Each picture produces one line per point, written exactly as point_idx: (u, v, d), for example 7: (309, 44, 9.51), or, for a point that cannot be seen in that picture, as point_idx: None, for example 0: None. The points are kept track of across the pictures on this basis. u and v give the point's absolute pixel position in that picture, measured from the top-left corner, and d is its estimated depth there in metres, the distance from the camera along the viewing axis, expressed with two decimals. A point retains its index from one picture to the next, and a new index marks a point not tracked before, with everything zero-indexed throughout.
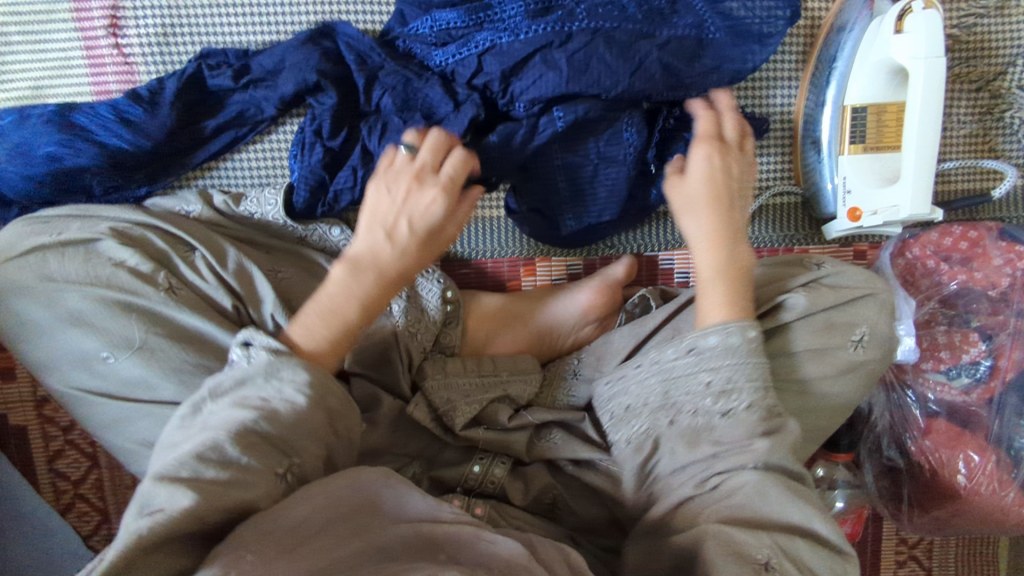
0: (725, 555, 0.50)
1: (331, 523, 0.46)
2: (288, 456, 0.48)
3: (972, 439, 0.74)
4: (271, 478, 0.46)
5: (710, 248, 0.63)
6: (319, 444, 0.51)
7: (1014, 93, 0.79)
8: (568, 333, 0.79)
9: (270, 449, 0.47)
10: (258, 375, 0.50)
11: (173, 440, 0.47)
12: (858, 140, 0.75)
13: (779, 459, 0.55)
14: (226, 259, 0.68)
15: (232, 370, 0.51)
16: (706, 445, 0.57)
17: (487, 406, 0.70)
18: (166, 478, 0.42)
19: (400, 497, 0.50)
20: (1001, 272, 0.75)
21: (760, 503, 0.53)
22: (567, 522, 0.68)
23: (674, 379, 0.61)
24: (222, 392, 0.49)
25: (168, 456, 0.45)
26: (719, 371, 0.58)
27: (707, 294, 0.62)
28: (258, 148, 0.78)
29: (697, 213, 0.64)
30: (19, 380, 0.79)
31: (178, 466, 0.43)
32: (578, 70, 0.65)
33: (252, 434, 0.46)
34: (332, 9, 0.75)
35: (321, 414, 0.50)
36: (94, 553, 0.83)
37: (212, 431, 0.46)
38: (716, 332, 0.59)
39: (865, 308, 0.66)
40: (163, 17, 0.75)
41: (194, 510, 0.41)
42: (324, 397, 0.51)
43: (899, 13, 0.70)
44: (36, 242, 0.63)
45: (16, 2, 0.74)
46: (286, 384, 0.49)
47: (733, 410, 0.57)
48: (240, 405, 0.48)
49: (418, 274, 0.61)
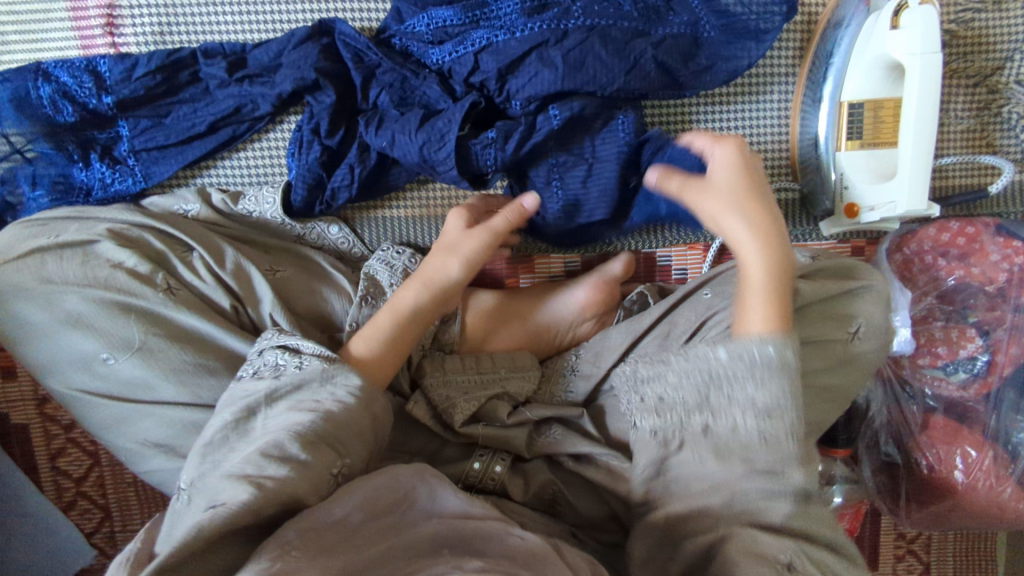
0: (748, 556, 0.52)
1: (351, 518, 0.47)
2: (341, 457, 0.51)
3: (970, 434, 0.75)
4: (326, 477, 0.49)
5: (759, 249, 0.56)
6: (364, 445, 0.54)
7: (1012, 88, 0.79)
8: (568, 329, 0.79)
9: (326, 447, 0.50)
10: (314, 381, 0.54)
11: (235, 441, 0.52)
12: (855, 136, 0.75)
13: (811, 487, 0.54)
14: (224, 259, 0.68)
15: (285, 376, 0.55)
16: (738, 462, 0.54)
17: (486, 402, 0.70)
18: (235, 475, 0.47)
19: (433, 492, 0.52)
20: (999, 268, 0.75)
21: (789, 522, 0.53)
22: (568, 518, 0.68)
23: (716, 379, 0.55)
24: (279, 397, 0.54)
25: (235, 456, 0.50)
26: (768, 389, 0.53)
27: (751, 300, 0.56)
28: (255, 147, 0.78)
29: (738, 212, 0.57)
30: (20, 379, 0.79)
31: (245, 464, 0.48)
32: (573, 67, 0.66)
33: (309, 434, 0.50)
34: (329, 6, 0.75)
35: (369, 417, 0.54)
36: (97, 550, 0.84)
37: (274, 433, 0.50)
38: (768, 347, 0.53)
39: (864, 300, 0.67)
40: (159, 15, 0.75)
41: (251, 503, 0.45)
42: (371, 402, 0.55)
43: (894, 10, 0.70)
44: (34, 244, 0.63)
45: (14, 2, 0.74)
46: (339, 388, 0.54)
47: (774, 433, 0.53)
48: (296, 409, 0.52)
49: (448, 279, 0.67)
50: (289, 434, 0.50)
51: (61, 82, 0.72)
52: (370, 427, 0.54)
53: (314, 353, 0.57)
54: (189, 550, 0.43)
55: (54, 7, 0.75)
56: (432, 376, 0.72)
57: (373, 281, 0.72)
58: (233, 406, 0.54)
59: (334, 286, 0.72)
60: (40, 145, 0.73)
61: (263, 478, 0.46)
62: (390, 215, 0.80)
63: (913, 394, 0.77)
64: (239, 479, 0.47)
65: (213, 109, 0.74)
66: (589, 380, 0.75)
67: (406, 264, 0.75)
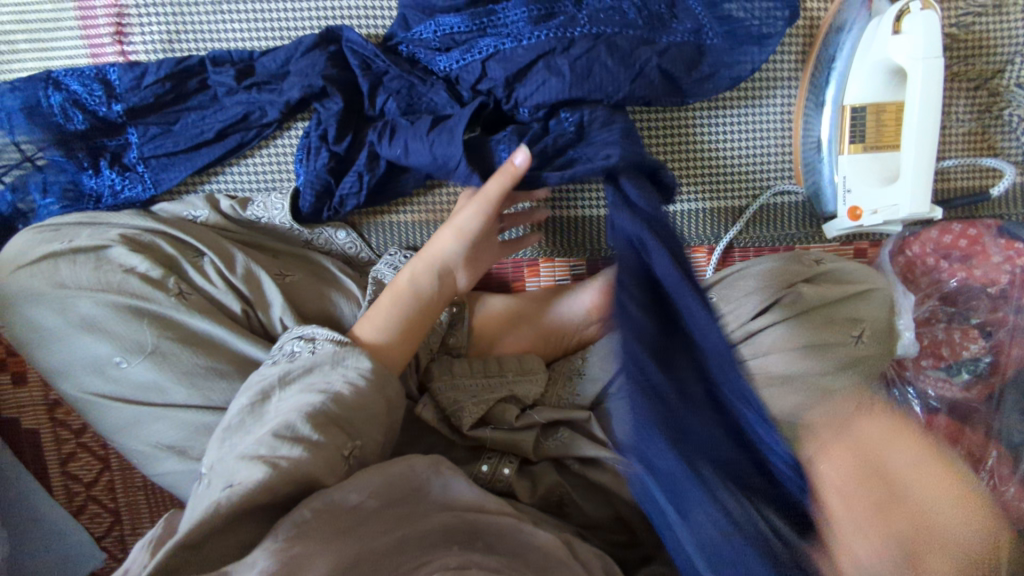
0: None
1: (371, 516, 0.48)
2: (352, 439, 0.52)
3: (973, 435, 0.72)
4: (336, 458, 0.50)
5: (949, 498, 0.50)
6: (378, 431, 0.55)
7: (1012, 91, 0.80)
8: (576, 330, 0.80)
9: (338, 431, 0.51)
10: (326, 363, 0.55)
11: (246, 424, 0.52)
12: (858, 139, 0.76)
13: None
14: (234, 264, 0.69)
15: (298, 359, 0.56)
16: None
17: (494, 406, 0.71)
18: (248, 457, 0.47)
19: (446, 484, 0.53)
20: (1001, 269, 0.78)
21: None
22: (575, 520, 0.67)
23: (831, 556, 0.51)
24: (292, 379, 0.54)
25: (247, 439, 0.50)
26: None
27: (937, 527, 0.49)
28: (263, 153, 0.79)
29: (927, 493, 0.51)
30: (30, 385, 0.80)
31: (257, 446, 0.48)
32: (580, 75, 0.67)
33: (321, 415, 0.50)
34: (336, 14, 0.76)
35: (381, 401, 0.55)
36: (107, 553, 0.84)
37: (285, 414, 0.50)
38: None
39: (868, 302, 0.70)
40: (168, 24, 0.75)
41: (266, 482, 0.45)
42: (383, 386, 0.56)
43: (897, 14, 0.71)
44: (47, 250, 0.64)
45: (24, 11, 0.75)
46: (350, 370, 0.54)
47: None
48: (308, 390, 0.52)
49: (444, 249, 0.67)
50: (302, 415, 0.50)
51: (71, 90, 0.73)
52: (383, 410, 0.55)
53: (328, 337, 0.57)
54: (209, 527, 0.44)
55: (64, 16, 0.76)
56: (440, 379, 0.72)
57: (381, 285, 0.73)
58: (248, 390, 0.54)
59: (343, 291, 0.73)
60: (51, 152, 0.73)
61: (278, 457, 0.47)
62: (397, 220, 0.80)
63: (917, 396, 0.77)
64: (254, 460, 0.47)
65: (222, 116, 0.75)
66: (596, 382, 0.76)
67: None
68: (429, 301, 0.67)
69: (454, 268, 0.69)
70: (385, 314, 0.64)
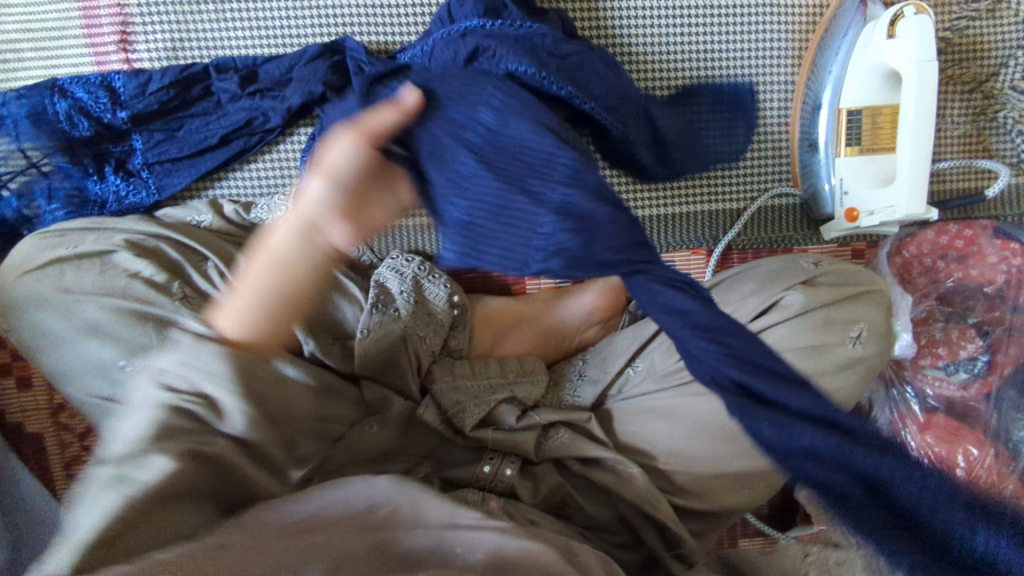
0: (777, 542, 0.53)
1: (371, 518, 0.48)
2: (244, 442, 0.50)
3: (969, 433, 0.73)
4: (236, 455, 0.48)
5: None
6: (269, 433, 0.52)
7: (1006, 93, 0.80)
8: (576, 333, 0.82)
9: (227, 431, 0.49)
10: (182, 356, 0.50)
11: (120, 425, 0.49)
12: (853, 142, 0.77)
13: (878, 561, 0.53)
14: (237, 267, 0.68)
15: (174, 357, 0.51)
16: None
17: (495, 407, 0.72)
18: (127, 461, 0.43)
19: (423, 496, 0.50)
20: (997, 269, 0.78)
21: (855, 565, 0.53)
22: (576, 520, 0.68)
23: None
24: (164, 376, 0.50)
25: (120, 441, 0.46)
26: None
27: None
28: (266, 159, 0.80)
29: None
30: (36, 388, 0.81)
31: (138, 452, 0.44)
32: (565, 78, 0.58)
33: (187, 414, 0.48)
34: (338, 21, 0.77)
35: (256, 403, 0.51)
36: None
37: (152, 413, 0.47)
38: None
39: (865, 304, 0.68)
40: (172, 32, 0.76)
41: (173, 474, 0.43)
42: (252, 384, 0.52)
43: (891, 18, 0.72)
44: (54, 255, 0.65)
45: (29, 21, 0.76)
46: (201, 373, 0.50)
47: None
48: (162, 388, 0.49)
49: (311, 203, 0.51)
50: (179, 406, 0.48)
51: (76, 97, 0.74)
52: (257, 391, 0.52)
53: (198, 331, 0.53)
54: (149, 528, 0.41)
55: (69, 25, 0.76)
56: (440, 381, 0.73)
57: (383, 288, 0.75)
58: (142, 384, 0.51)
59: (344, 294, 0.74)
60: (55, 159, 0.74)
61: (176, 451, 0.44)
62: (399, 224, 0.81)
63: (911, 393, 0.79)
64: (150, 454, 0.44)
65: (225, 122, 0.75)
66: (597, 384, 0.77)
67: (415, 272, 0.77)
68: (295, 265, 0.53)
69: (318, 222, 0.52)
70: (248, 289, 0.53)
